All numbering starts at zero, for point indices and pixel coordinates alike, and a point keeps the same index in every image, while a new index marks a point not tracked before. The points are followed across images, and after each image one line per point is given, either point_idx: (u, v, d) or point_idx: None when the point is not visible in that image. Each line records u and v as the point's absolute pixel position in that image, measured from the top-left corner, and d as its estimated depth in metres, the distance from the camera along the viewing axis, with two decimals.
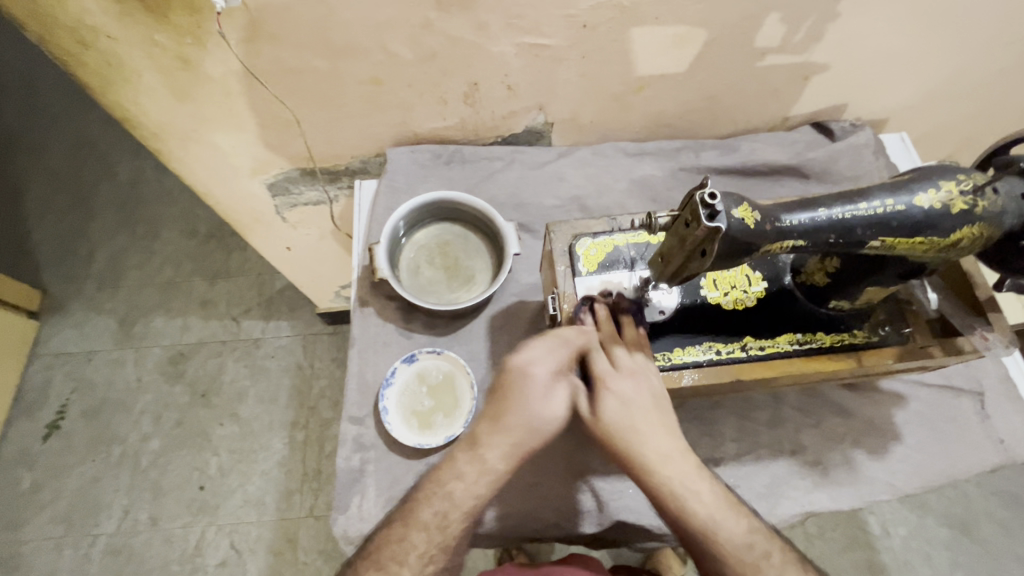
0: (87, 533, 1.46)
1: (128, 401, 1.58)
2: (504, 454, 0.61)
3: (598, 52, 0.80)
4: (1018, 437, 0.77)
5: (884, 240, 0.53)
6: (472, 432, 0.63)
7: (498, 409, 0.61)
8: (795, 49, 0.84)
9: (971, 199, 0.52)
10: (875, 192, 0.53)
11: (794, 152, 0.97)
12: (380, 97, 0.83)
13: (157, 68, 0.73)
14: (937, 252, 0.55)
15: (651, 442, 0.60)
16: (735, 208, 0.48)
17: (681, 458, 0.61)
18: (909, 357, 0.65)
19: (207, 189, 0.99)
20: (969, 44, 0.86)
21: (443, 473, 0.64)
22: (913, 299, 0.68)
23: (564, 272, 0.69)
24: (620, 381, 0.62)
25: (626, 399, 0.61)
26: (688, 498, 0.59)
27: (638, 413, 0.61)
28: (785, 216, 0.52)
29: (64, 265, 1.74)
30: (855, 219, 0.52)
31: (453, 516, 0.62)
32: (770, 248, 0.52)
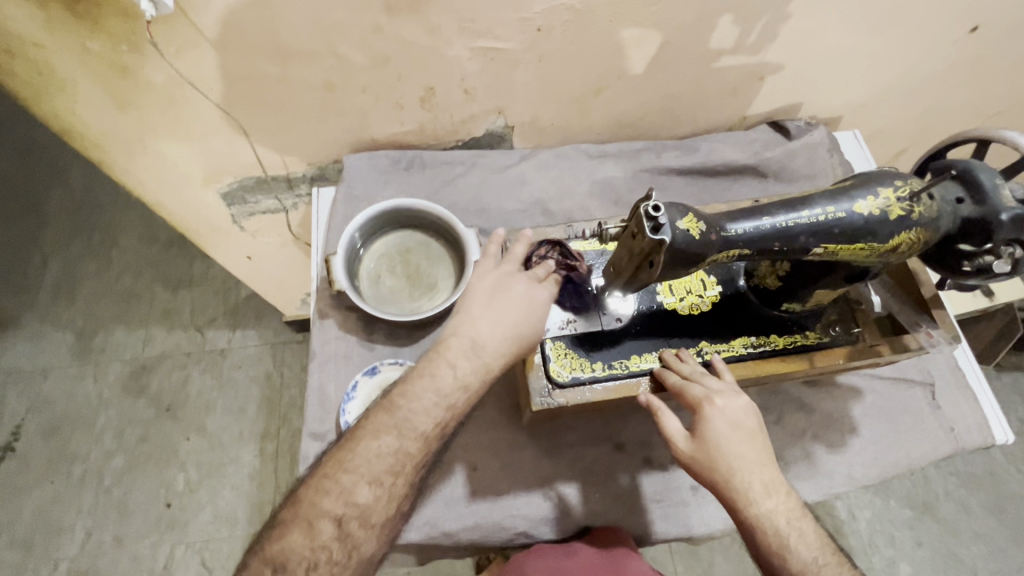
0: (49, 556, 1.40)
1: (88, 418, 1.52)
2: (505, 351, 0.63)
3: (555, 54, 0.79)
4: (968, 424, 0.80)
5: (828, 246, 0.54)
6: (471, 331, 0.63)
7: (503, 307, 0.64)
8: (750, 50, 0.84)
9: (909, 205, 0.53)
10: (817, 199, 0.54)
11: (752, 151, 0.98)
12: (334, 103, 0.81)
13: (93, 76, 0.70)
14: (879, 256, 0.56)
15: (756, 474, 0.59)
16: (680, 220, 0.49)
17: (784, 494, 0.59)
18: (859, 356, 0.67)
19: (158, 199, 0.95)
20: (916, 42, 0.89)
21: (426, 381, 0.62)
22: (862, 299, 0.70)
23: None
24: (723, 404, 0.61)
25: (730, 422, 0.60)
26: (788, 534, 0.57)
27: (741, 437, 0.60)
28: (730, 226, 0.53)
29: (15, 278, 1.66)
30: (798, 227, 0.53)
31: (450, 419, 0.62)
32: (715, 257, 0.53)
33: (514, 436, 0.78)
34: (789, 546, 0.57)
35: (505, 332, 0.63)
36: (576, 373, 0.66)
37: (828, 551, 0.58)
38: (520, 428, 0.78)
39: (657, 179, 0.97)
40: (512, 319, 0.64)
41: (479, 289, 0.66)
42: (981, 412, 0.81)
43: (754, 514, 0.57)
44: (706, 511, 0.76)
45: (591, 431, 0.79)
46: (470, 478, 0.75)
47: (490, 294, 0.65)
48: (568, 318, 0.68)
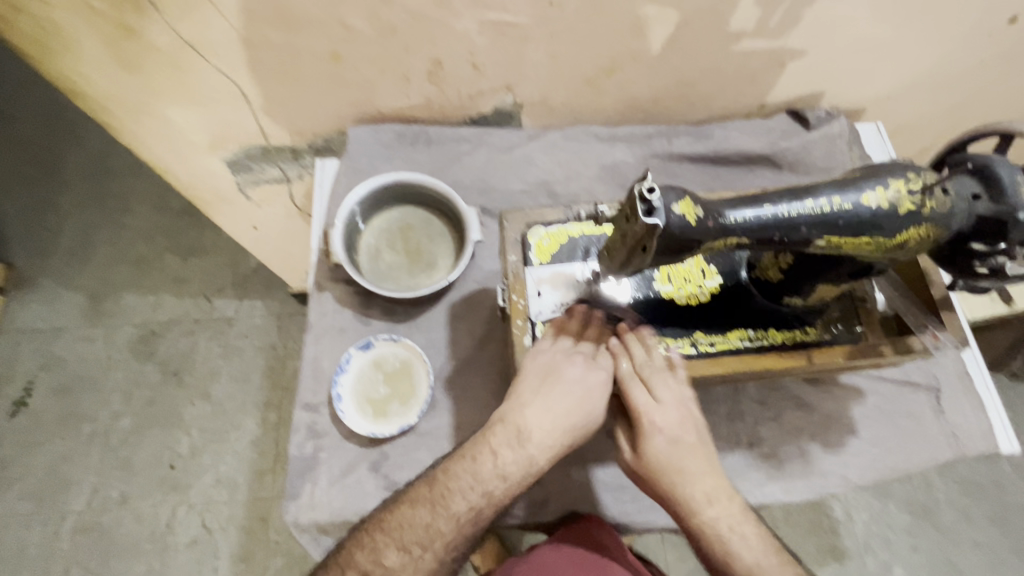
0: (57, 509, 1.45)
1: (99, 378, 1.56)
2: (552, 448, 0.61)
3: (567, 30, 0.76)
4: (971, 431, 0.78)
5: (831, 240, 0.51)
6: (521, 422, 0.62)
7: (553, 394, 0.62)
8: (772, 34, 0.81)
9: (920, 199, 0.50)
10: (823, 188, 0.51)
11: (768, 140, 0.95)
12: (340, 73, 0.80)
13: (98, 37, 0.69)
14: (884, 252, 0.53)
15: (695, 483, 0.60)
16: (676, 204, 0.47)
17: (726, 501, 0.61)
18: (860, 356, 0.64)
19: (165, 164, 0.95)
20: (950, 32, 0.84)
21: (482, 464, 0.61)
22: (866, 297, 0.67)
23: (516, 263, 0.68)
24: (660, 415, 0.61)
25: (667, 434, 0.61)
26: (733, 540, 0.59)
27: (680, 446, 0.61)
28: (729, 213, 0.50)
29: (32, 239, 1.69)
30: (801, 217, 0.50)
31: (484, 509, 0.61)
32: (711, 245, 0.50)
33: None
34: (733, 552, 0.59)
35: (560, 425, 0.61)
36: None
37: (772, 555, 0.59)
38: None
39: (668, 165, 0.95)
40: (567, 410, 0.61)
41: (533, 368, 0.63)
42: (987, 420, 0.79)
43: (693, 521, 0.60)
44: None
45: None
46: None
47: (542, 376, 0.62)
48: (562, 301, 0.67)
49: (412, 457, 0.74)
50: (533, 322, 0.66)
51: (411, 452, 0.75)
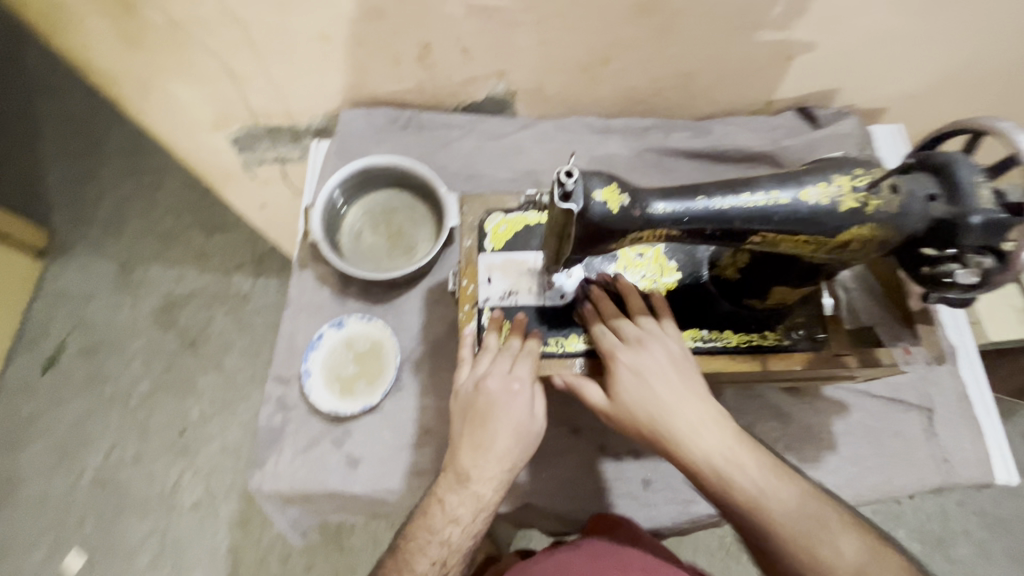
0: (77, 464, 1.49)
1: (122, 342, 1.60)
2: (496, 479, 0.59)
3: (556, 16, 0.75)
4: (966, 458, 0.73)
5: (767, 235, 0.50)
6: (457, 465, 0.60)
7: (481, 430, 0.59)
8: (776, 25, 0.76)
9: (863, 197, 0.47)
10: (762, 182, 0.49)
11: (770, 139, 0.91)
12: (330, 54, 0.80)
13: (100, 12, 0.71)
14: (828, 252, 0.51)
15: (680, 412, 0.57)
16: (599, 190, 0.46)
17: (717, 428, 0.57)
18: (820, 364, 0.61)
19: (174, 140, 0.99)
20: (976, 29, 0.78)
21: (433, 516, 0.60)
22: (835, 304, 0.64)
23: (469, 248, 0.68)
24: (633, 355, 0.59)
25: (643, 373, 0.59)
26: (729, 471, 0.55)
27: (660, 383, 0.58)
28: (656, 203, 0.49)
29: (75, 205, 1.74)
30: (734, 211, 0.48)
31: (451, 555, 0.60)
32: (637, 236, 0.50)
33: None
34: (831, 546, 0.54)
35: (496, 455, 0.59)
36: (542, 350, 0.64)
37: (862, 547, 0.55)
38: None
39: (663, 160, 0.92)
40: (496, 437, 0.59)
41: (456, 406, 0.62)
42: (984, 448, 0.73)
43: (688, 453, 0.56)
44: (657, 506, 0.74)
45: (548, 410, 0.77)
46: (421, 441, 0.75)
47: (466, 414, 0.61)
48: (510, 289, 0.66)
49: (374, 435, 0.75)
50: (480, 308, 0.66)
51: (374, 431, 0.76)
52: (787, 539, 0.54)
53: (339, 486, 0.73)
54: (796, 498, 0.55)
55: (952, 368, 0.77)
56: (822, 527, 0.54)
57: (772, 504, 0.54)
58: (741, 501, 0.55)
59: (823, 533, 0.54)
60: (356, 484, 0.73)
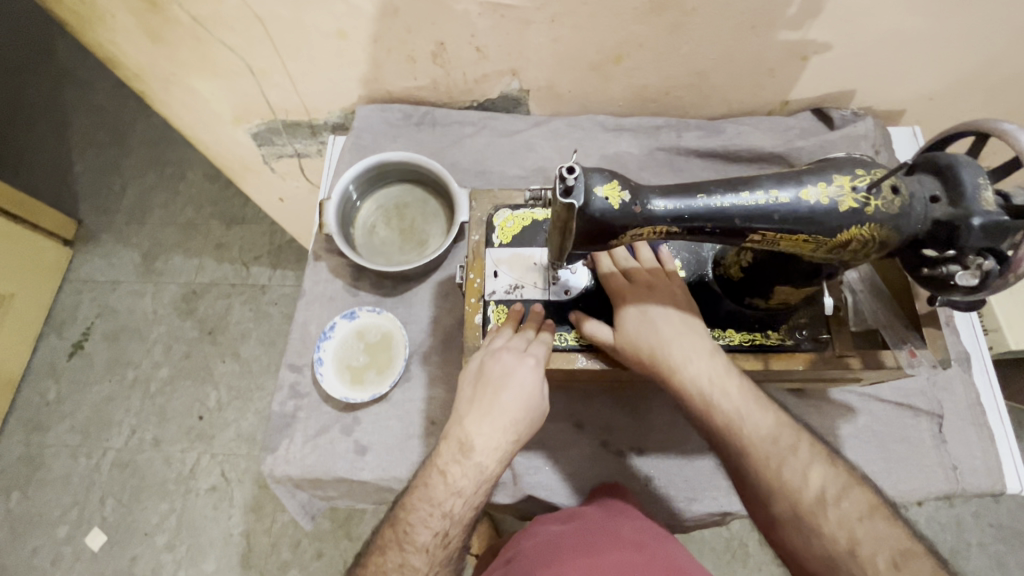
0: (99, 445, 1.54)
1: (144, 329, 1.65)
2: (500, 451, 0.59)
3: (569, 16, 0.75)
4: (976, 466, 0.72)
5: (767, 233, 0.50)
6: (463, 434, 0.60)
7: (489, 401, 0.60)
8: (790, 25, 0.76)
9: (864, 197, 0.47)
10: (762, 181, 0.49)
11: (784, 139, 0.90)
12: (347, 51, 0.82)
13: (127, 8, 0.74)
14: (828, 252, 0.51)
15: (673, 344, 0.60)
16: (600, 187, 0.48)
17: (716, 362, 0.60)
18: (822, 365, 0.62)
19: (195, 132, 1.02)
20: (998, 30, 0.76)
21: (434, 488, 0.60)
22: (841, 305, 0.63)
23: (477, 243, 0.69)
24: (640, 295, 0.62)
25: (652, 310, 0.61)
26: (714, 395, 0.58)
27: (669, 323, 0.61)
28: (657, 200, 0.50)
29: (100, 196, 1.80)
30: (733, 209, 0.49)
31: (451, 529, 0.59)
32: (637, 233, 0.51)
33: None
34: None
35: (504, 424, 0.59)
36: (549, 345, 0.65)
37: None
38: None
39: (674, 160, 0.92)
40: (507, 407, 0.59)
41: (466, 378, 0.63)
42: (995, 456, 0.73)
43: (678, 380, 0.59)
44: (655, 502, 0.74)
45: (553, 405, 0.78)
46: (428, 431, 0.77)
47: (475, 384, 0.61)
48: (516, 283, 0.67)
49: (382, 424, 0.77)
50: (486, 301, 0.67)
51: (382, 420, 0.77)
52: (761, 467, 0.56)
53: (347, 472, 0.75)
54: (771, 428, 0.57)
55: (964, 374, 0.77)
56: (791, 454, 0.56)
57: (750, 431, 0.57)
58: (719, 420, 0.58)
59: (793, 460, 0.56)
60: (364, 471, 0.75)
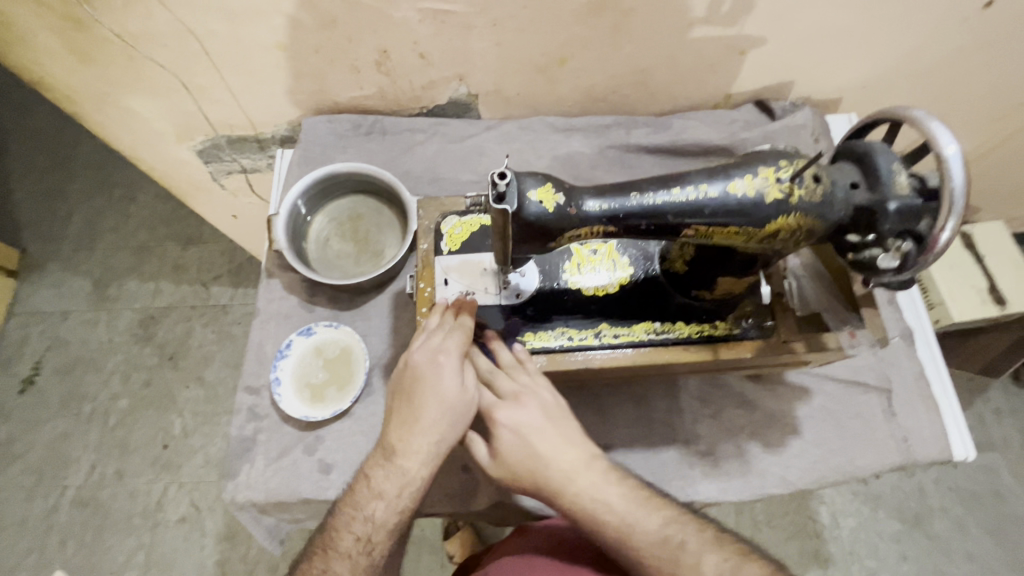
0: (58, 484, 1.47)
1: (100, 359, 1.58)
2: (422, 450, 0.60)
3: (509, 20, 0.76)
4: (924, 436, 0.75)
5: (699, 228, 0.51)
6: (386, 439, 0.62)
7: (408, 404, 0.61)
8: (725, 21, 0.78)
9: (787, 187, 0.49)
10: (691, 176, 0.51)
11: (727, 131, 0.92)
12: (288, 63, 0.81)
13: (50, 29, 0.71)
14: (760, 242, 0.52)
15: (552, 465, 0.60)
16: (533, 191, 0.48)
17: (593, 474, 0.61)
18: (769, 352, 0.63)
19: (137, 153, 0.98)
20: (919, 18, 0.80)
21: (359, 494, 0.61)
22: (784, 292, 0.65)
23: (426, 251, 0.69)
24: (504, 406, 0.62)
25: (517, 428, 0.61)
26: (600, 514, 0.59)
27: (529, 437, 0.61)
28: (591, 200, 0.51)
29: (44, 224, 1.71)
30: (665, 205, 0.50)
31: (374, 533, 0.60)
32: (575, 234, 0.52)
33: None
34: None
35: (424, 426, 0.60)
36: (499, 348, 0.65)
37: None
38: None
39: (625, 157, 0.93)
40: (424, 409, 0.60)
41: (391, 386, 0.64)
42: (942, 425, 0.76)
43: (567, 499, 0.60)
44: None
45: None
46: None
47: (398, 389, 0.63)
48: (467, 289, 0.67)
49: (347, 441, 0.76)
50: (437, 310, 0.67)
51: (346, 437, 0.76)
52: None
53: (312, 493, 0.73)
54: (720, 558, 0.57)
55: (908, 348, 0.80)
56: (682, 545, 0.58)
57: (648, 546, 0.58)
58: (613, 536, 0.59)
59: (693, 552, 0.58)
60: (329, 490, 0.73)
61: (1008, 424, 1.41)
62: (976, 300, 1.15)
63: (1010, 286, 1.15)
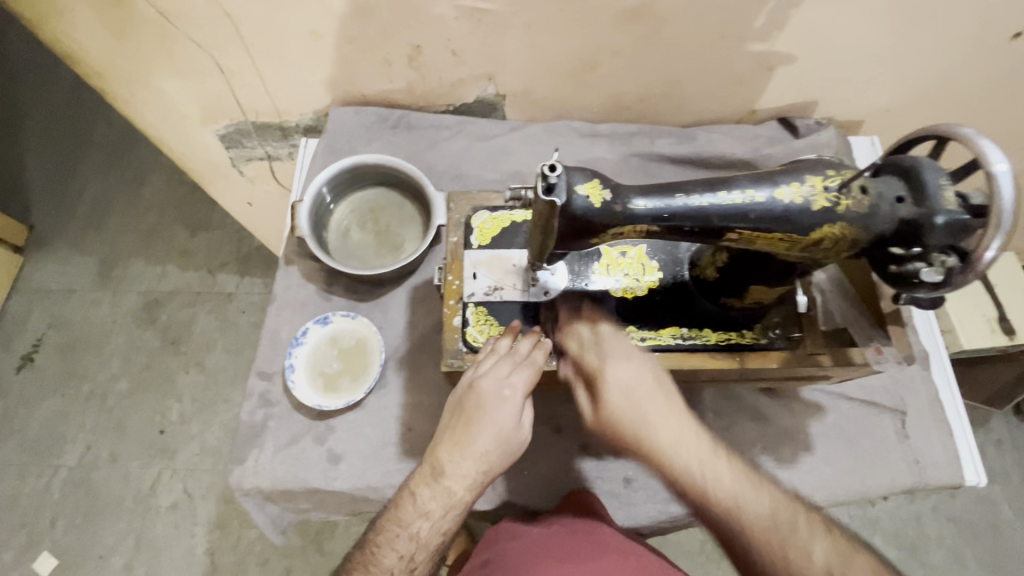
0: (50, 464, 1.46)
1: (102, 340, 1.57)
2: (469, 480, 0.61)
3: (544, 22, 0.76)
4: (936, 460, 0.75)
5: (743, 232, 0.52)
6: (435, 459, 0.62)
7: (463, 431, 0.60)
8: (758, 36, 0.78)
9: (835, 196, 0.50)
10: (739, 181, 0.51)
11: (751, 146, 0.93)
12: (320, 52, 0.81)
13: (87, 2, 0.71)
14: (802, 250, 0.53)
15: (661, 428, 0.59)
16: (583, 185, 0.49)
17: (696, 441, 0.59)
18: (796, 363, 0.63)
19: (160, 134, 0.98)
20: (949, 45, 0.81)
21: (404, 510, 0.62)
22: (811, 304, 0.66)
23: (457, 243, 0.69)
24: (617, 366, 0.60)
25: (627, 388, 0.60)
26: (705, 481, 0.57)
27: (638, 398, 0.59)
28: (639, 199, 0.51)
29: (54, 201, 1.71)
30: (713, 208, 0.50)
31: (417, 553, 0.61)
32: (618, 232, 0.52)
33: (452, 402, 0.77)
34: None
35: (475, 456, 0.60)
36: None
37: None
38: None
39: (647, 166, 0.93)
40: (477, 438, 0.60)
41: (448, 403, 0.64)
42: (954, 450, 0.75)
43: (670, 465, 0.58)
44: (635, 504, 0.74)
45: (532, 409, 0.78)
46: (403, 438, 0.75)
47: (456, 413, 0.62)
48: (495, 285, 0.67)
49: (356, 433, 0.75)
50: (465, 303, 0.67)
51: (357, 428, 0.75)
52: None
53: (319, 483, 0.73)
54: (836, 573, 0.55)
55: (923, 371, 0.80)
56: (792, 530, 0.55)
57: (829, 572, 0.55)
58: (718, 507, 0.57)
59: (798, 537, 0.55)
60: (337, 481, 0.73)
61: (1008, 455, 1.41)
62: (985, 329, 1.16)
63: (1020, 317, 1.16)
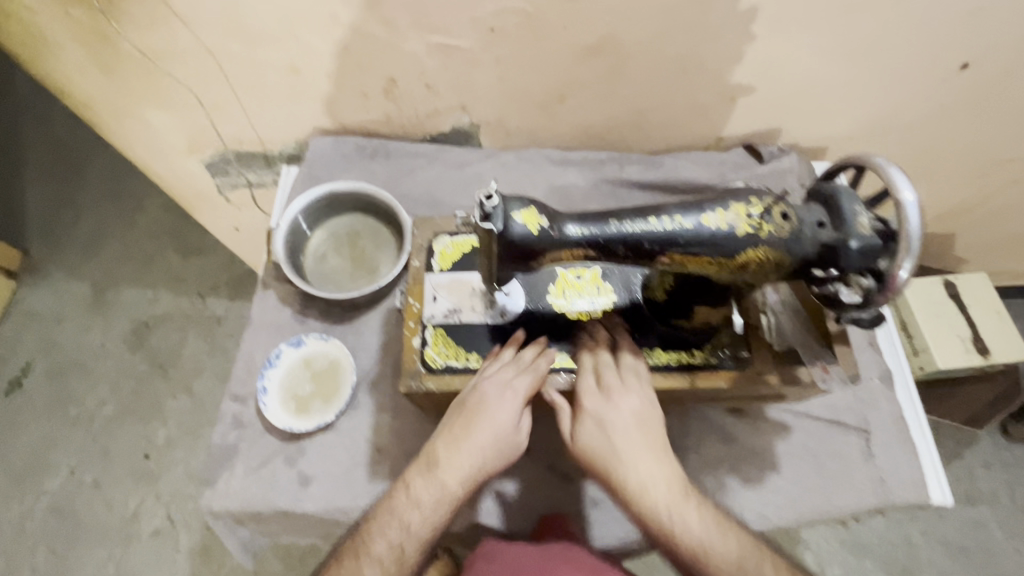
0: (34, 490, 1.45)
1: (91, 364, 1.58)
2: (464, 474, 0.61)
3: (511, 56, 0.80)
4: (901, 478, 0.76)
5: (673, 256, 0.54)
6: (433, 451, 0.63)
7: (463, 426, 0.62)
8: (716, 68, 0.82)
9: (757, 222, 0.52)
10: (668, 208, 0.54)
11: (717, 172, 0.96)
12: (299, 86, 0.85)
13: (77, 41, 0.75)
14: (732, 272, 0.55)
15: (633, 463, 0.60)
16: (518, 213, 0.51)
17: (663, 478, 0.60)
18: (744, 382, 0.65)
19: (148, 164, 1.01)
20: (900, 76, 0.85)
21: (398, 500, 0.63)
22: (760, 326, 0.68)
23: (418, 266, 0.72)
24: (599, 396, 0.62)
25: (609, 420, 0.61)
26: (670, 518, 0.58)
27: (618, 431, 0.61)
28: (573, 225, 0.53)
29: (50, 228, 1.74)
30: (642, 233, 0.53)
31: (407, 545, 0.61)
32: (555, 256, 0.54)
33: (422, 423, 0.78)
34: None
35: (471, 451, 0.61)
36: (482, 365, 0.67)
37: None
38: (428, 417, 0.78)
39: (617, 192, 0.96)
40: (476, 435, 0.61)
41: (451, 403, 0.66)
42: (919, 469, 0.76)
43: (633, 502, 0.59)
44: (604, 524, 0.74)
45: None
46: (373, 460, 0.76)
47: (460, 411, 0.64)
48: (455, 307, 0.70)
49: (327, 454, 0.76)
50: (425, 324, 0.69)
51: (327, 449, 0.76)
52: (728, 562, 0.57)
53: (289, 505, 0.73)
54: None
55: (887, 391, 0.81)
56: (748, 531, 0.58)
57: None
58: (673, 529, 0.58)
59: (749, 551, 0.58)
60: (306, 502, 0.73)
61: (997, 477, 1.40)
62: (960, 349, 1.17)
63: (994, 336, 1.17)
